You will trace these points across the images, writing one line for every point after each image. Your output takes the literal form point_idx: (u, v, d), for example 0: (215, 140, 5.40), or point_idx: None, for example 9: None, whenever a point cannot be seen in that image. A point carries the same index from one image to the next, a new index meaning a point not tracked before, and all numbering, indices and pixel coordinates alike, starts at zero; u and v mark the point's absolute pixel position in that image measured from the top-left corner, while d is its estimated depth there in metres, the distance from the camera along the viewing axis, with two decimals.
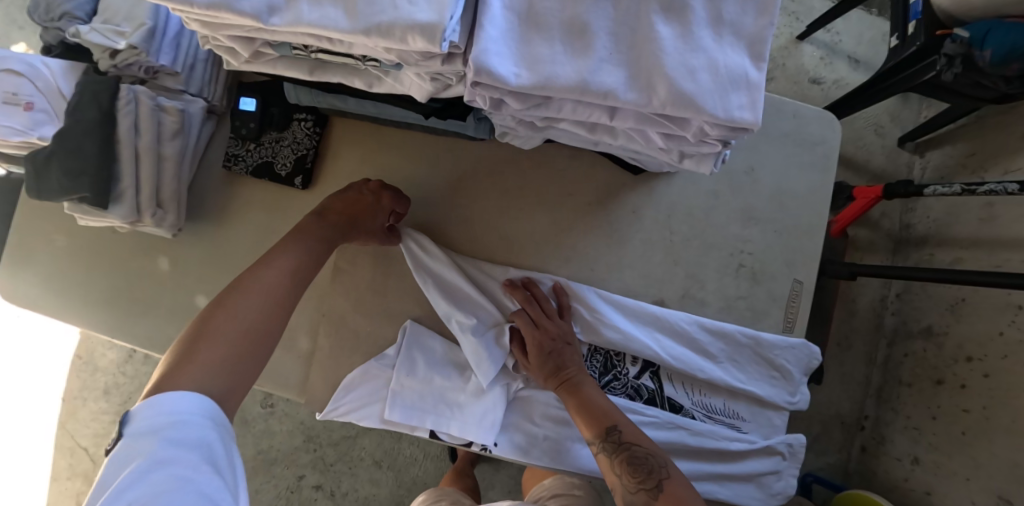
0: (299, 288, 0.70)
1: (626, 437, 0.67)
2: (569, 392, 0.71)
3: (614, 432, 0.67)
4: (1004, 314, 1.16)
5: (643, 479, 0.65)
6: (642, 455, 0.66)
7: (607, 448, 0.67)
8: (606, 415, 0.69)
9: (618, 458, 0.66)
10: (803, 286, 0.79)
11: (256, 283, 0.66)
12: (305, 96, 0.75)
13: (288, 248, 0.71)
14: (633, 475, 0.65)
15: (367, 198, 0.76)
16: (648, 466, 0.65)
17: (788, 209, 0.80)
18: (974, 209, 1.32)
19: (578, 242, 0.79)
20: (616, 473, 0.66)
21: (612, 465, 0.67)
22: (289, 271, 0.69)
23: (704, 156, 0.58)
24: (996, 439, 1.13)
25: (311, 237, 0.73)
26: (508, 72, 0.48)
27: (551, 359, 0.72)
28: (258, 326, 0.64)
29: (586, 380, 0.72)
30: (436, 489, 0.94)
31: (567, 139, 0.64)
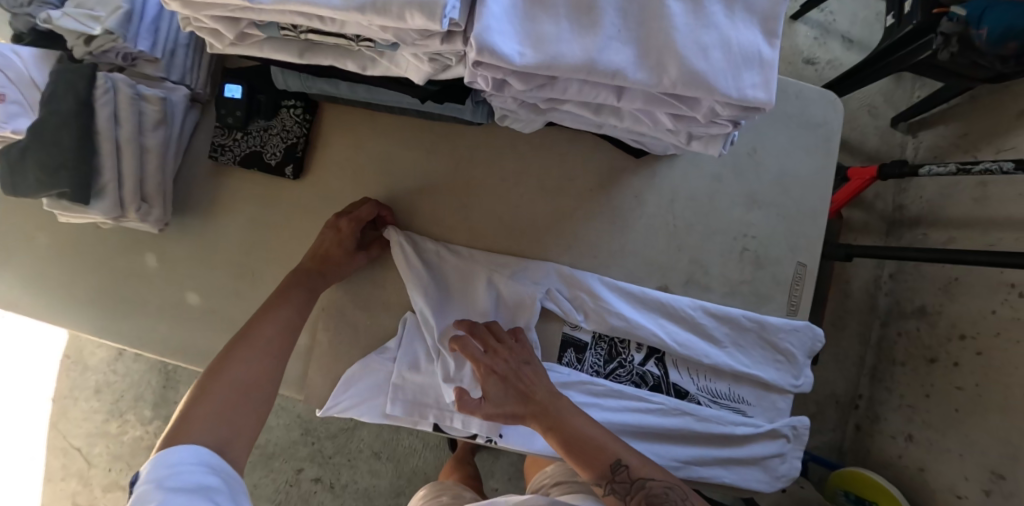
0: (291, 339, 0.70)
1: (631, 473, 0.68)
2: (551, 432, 0.69)
3: (619, 470, 0.68)
4: (997, 293, 1.18)
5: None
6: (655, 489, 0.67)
7: (615, 488, 0.68)
8: (604, 452, 0.68)
9: (632, 497, 0.67)
10: (806, 270, 0.79)
11: (247, 340, 0.67)
12: (294, 80, 0.72)
13: (277, 300, 0.71)
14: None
15: (327, 233, 0.74)
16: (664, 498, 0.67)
17: (792, 191, 0.79)
18: (967, 188, 1.33)
19: (580, 229, 0.77)
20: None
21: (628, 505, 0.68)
22: (281, 323, 0.70)
23: (713, 137, 0.56)
24: (989, 416, 1.15)
25: (298, 287, 0.72)
26: (511, 51, 0.45)
27: (514, 394, 0.69)
28: (253, 378, 0.65)
29: (563, 413, 0.69)
30: (436, 484, 0.92)
31: (569, 122, 0.62)
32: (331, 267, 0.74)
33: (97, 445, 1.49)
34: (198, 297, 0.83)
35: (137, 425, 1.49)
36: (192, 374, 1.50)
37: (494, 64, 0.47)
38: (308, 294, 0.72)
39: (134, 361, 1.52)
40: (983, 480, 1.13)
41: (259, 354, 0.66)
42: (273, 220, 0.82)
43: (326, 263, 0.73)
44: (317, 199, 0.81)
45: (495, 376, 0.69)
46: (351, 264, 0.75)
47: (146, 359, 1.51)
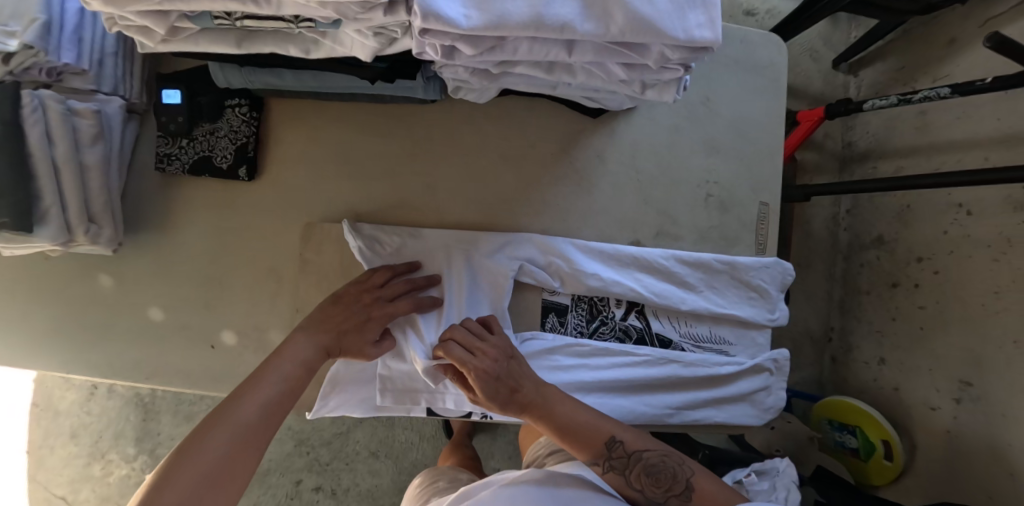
0: (276, 418, 0.61)
1: (626, 447, 0.68)
2: (543, 419, 0.67)
3: (615, 447, 0.67)
4: (947, 215, 1.26)
5: (668, 485, 0.66)
6: (654, 460, 0.67)
7: (614, 468, 0.67)
8: (599, 430, 0.68)
9: (632, 471, 0.67)
10: (769, 208, 0.82)
11: (233, 411, 0.58)
12: (236, 77, 0.70)
13: (279, 364, 0.64)
14: (655, 484, 0.66)
15: (358, 315, 0.69)
16: (667, 468, 0.67)
17: (747, 134, 0.81)
18: (910, 118, 1.40)
19: (547, 194, 0.76)
20: (635, 487, 0.67)
21: (630, 482, 0.67)
22: (274, 395, 0.61)
23: (667, 84, 0.57)
24: (952, 330, 1.24)
25: (301, 362, 0.65)
26: (457, 14, 0.45)
27: (504, 387, 0.66)
28: (233, 459, 0.55)
29: (552, 400, 0.68)
30: (433, 469, 0.90)
31: (524, 86, 0.62)
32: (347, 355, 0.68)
33: (83, 490, 1.44)
34: (162, 312, 0.79)
35: (122, 464, 1.45)
36: (172, 403, 1.46)
37: (437, 31, 0.47)
38: (305, 371, 0.65)
39: (109, 398, 1.46)
40: (951, 390, 1.23)
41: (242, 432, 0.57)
42: (232, 226, 0.78)
43: (340, 343, 0.68)
44: (276, 198, 0.78)
45: (483, 373, 0.65)
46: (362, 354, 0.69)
47: (122, 394, 1.46)
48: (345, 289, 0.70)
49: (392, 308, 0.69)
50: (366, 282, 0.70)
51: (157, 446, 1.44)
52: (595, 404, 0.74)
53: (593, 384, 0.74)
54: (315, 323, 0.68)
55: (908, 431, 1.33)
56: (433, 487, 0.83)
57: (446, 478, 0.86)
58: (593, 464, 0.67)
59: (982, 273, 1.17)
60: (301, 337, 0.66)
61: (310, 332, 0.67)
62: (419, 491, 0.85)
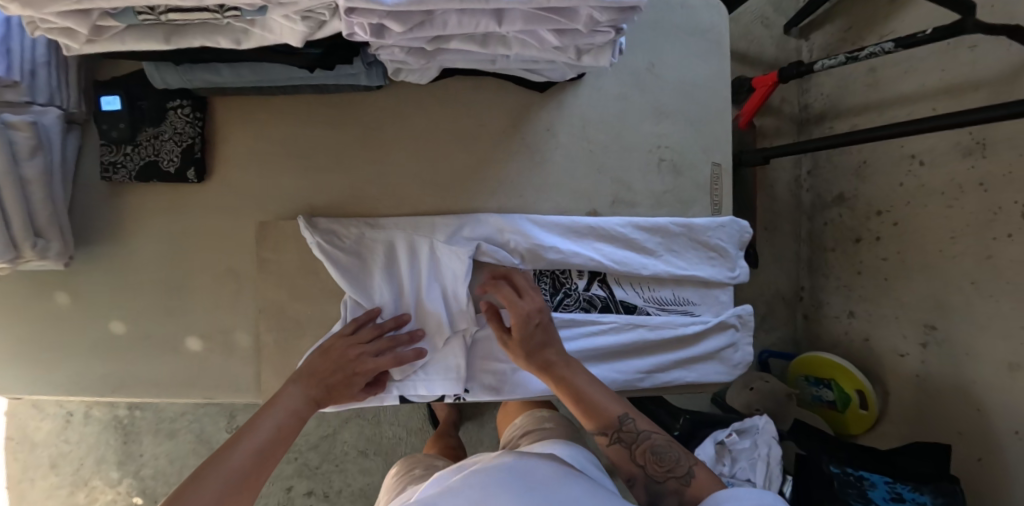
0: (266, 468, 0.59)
1: (637, 427, 0.67)
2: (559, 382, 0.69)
3: (625, 425, 0.67)
4: (902, 166, 1.31)
5: (672, 467, 0.65)
6: (659, 441, 0.67)
7: (621, 443, 0.67)
8: (612, 404, 0.68)
9: (637, 448, 0.67)
10: (721, 168, 0.83)
11: (227, 458, 0.57)
12: (173, 76, 0.68)
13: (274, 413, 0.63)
14: (657, 464, 0.66)
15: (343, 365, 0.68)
16: (672, 453, 0.66)
17: (695, 97, 0.82)
18: (861, 77, 1.44)
19: (501, 171, 0.76)
20: (637, 464, 0.67)
21: (633, 458, 0.67)
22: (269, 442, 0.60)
23: (601, 48, 0.57)
24: (914, 277, 1.28)
25: (294, 412, 0.64)
26: None
27: (528, 343, 0.69)
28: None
29: (573, 368, 0.70)
30: (409, 458, 0.91)
31: (463, 63, 0.62)
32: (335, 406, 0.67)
33: None
34: (122, 324, 0.78)
35: (107, 489, 1.42)
36: (152, 423, 1.44)
37: (363, 7, 0.47)
38: (295, 422, 0.63)
39: (85, 424, 1.43)
40: (918, 335, 1.28)
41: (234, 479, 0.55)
42: (186, 231, 0.77)
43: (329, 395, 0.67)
44: (228, 198, 0.77)
45: (523, 322, 0.69)
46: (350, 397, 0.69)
47: (99, 419, 1.43)
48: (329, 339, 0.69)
49: (373, 364, 0.68)
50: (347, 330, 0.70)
51: (141, 467, 1.43)
52: None
53: None
54: (304, 374, 0.67)
55: (881, 378, 1.38)
56: (409, 475, 0.83)
57: (421, 465, 0.87)
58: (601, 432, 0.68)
59: (939, 220, 1.22)
60: (293, 388, 0.66)
61: (301, 382, 0.66)
62: (394, 480, 0.85)
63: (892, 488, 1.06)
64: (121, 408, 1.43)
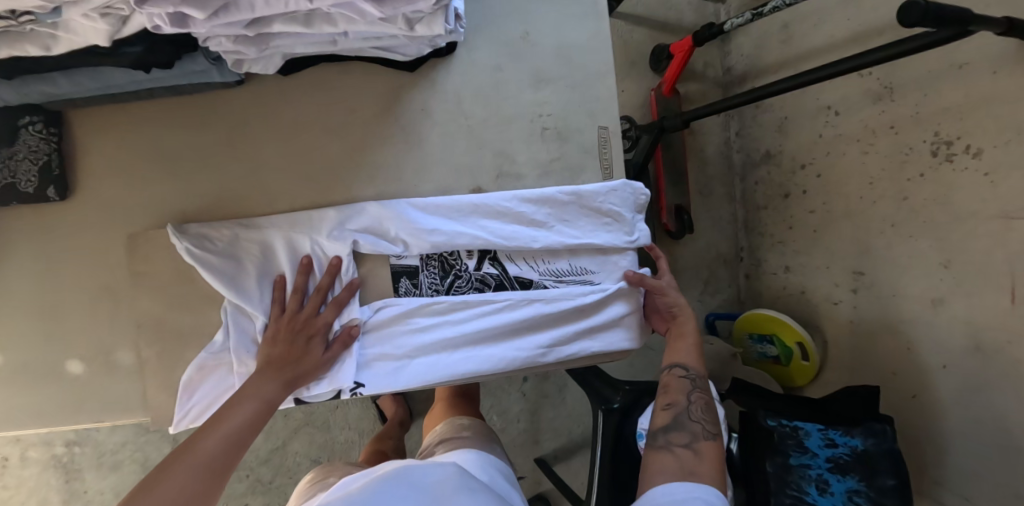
0: (235, 457, 0.62)
1: (708, 387, 0.76)
2: (675, 336, 0.82)
3: (698, 377, 0.77)
4: (820, 117, 1.31)
5: (710, 420, 0.72)
6: (712, 404, 0.74)
7: (687, 381, 0.76)
8: (696, 364, 0.78)
9: (695, 395, 0.75)
10: (609, 131, 0.82)
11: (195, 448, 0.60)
12: (6, 91, 0.63)
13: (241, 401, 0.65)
14: (700, 411, 0.72)
15: (294, 345, 0.69)
16: (714, 416, 0.73)
17: (573, 61, 0.81)
18: (775, 32, 1.45)
19: (378, 156, 0.75)
20: (684, 400, 0.74)
21: (687, 394, 0.75)
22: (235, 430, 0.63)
23: (432, 16, 0.55)
24: (839, 224, 1.30)
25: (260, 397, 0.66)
26: None
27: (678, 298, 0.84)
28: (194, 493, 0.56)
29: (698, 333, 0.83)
30: (324, 466, 1.01)
31: (301, 47, 0.60)
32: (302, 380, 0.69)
33: None
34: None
35: None
36: (93, 457, 1.40)
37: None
38: (264, 408, 0.66)
39: (23, 467, 1.39)
40: (848, 281, 1.29)
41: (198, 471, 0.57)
42: (54, 252, 0.73)
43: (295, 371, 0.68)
44: (95, 214, 0.73)
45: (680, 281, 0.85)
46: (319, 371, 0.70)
47: (37, 460, 1.39)
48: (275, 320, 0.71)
49: (322, 320, 0.71)
50: (286, 309, 0.71)
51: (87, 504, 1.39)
52: (465, 359, 0.73)
53: (458, 339, 0.73)
54: (267, 357, 0.69)
55: (819, 328, 1.40)
56: (321, 481, 0.94)
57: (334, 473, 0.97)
58: (682, 364, 0.78)
59: (855, 167, 1.23)
60: (258, 377, 0.67)
61: (264, 369, 0.68)
62: (307, 485, 0.95)
63: (826, 434, 1.04)
64: (58, 446, 1.39)
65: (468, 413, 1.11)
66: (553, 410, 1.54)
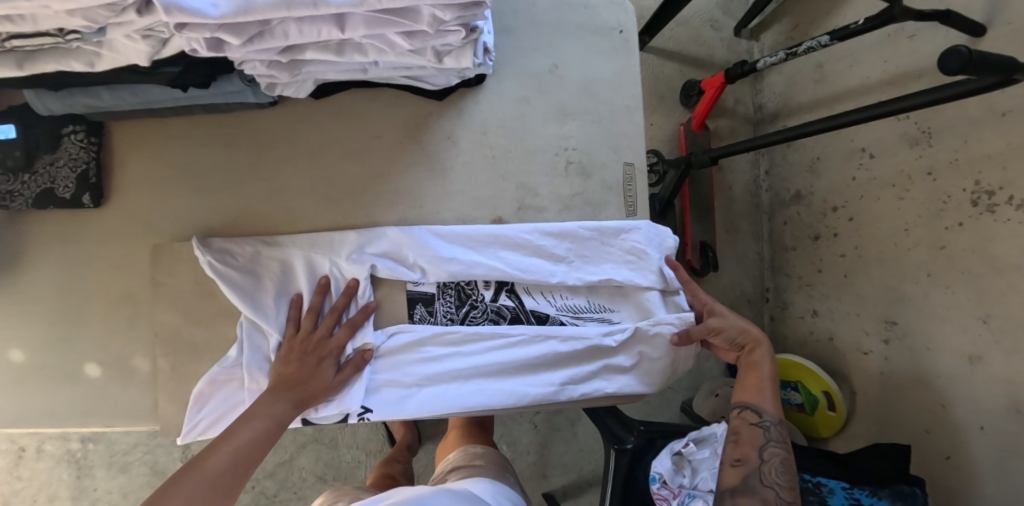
0: (246, 471, 0.62)
1: (784, 438, 0.70)
2: (745, 368, 0.76)
3: (774, 425, 0.70)
4: (853, 159, 1.28)
5: (785, 484, 0.67)
6: (790, 459, 0.69)
7: (760, 430, 0.70)
8: (772, 409, 0.72)
9: (771, 449, 0.69)
10: (634, 168, 0.81)
11: (205, 462, 0.60)
12: (52, 100, 0.66)
13: (251, 416, 0.64)
14: (774, 472, 0.67)
15: (306, 363, 0.68)
16: (790, 476, 0.68)
17: (601, 97, 0.81)
18: (808, 72, 1.43)
19: (401, 181, 0.75)
20: (756, 456, 0.69)
21: (762, 448, 0.69)
22: (245, 447, 0.62)
23: (460, 49, 0.56)
24: (872, 271, 1.25)
25: (268, 414, 0.65)
26: (203, 4, 0.44)
27: (742, 329, 0.77)
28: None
29: (771, 366, 0.76)
30: (336, 491, 1.05)
31: (333, 73, 0.61)
32: (312, 401, 0.68)
33: None
34: (23, 353, 0.75)
35: None
36: (105, 456, 1.43)
37: (193, 21, 0.45)
38: (273, 426, 0.65)
39: (39, 459, 1.43)
40: (880, 329, 1.24)
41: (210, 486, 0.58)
42: (82, 257, 0.75)
43: (305, 392, 0.67)
44: (123, 223, 0.75)
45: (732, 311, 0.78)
46: (331, 392, 0.69)
47: (53, 454, 1.42)
48: (288, 339, 0.70)
49: (336, 341, 0.70)
50: (301, 327, 0.71)
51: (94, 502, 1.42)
52: (475, 392, 0.71)
53: (469, 371, 0.72)
54: (279, 374, 0.68)
55: (847, 377, 1.34)
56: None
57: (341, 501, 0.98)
58: (754, 408, 0.72)
59: (890, 212, 1.19)
60: (268, 394, 0.67)
61: (274, 387, 0.67)
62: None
63: (850, 494, 0.97)
64: (74, 441, 1.43)
65: (482, 442, 1.09)
66: (563, 443, 1.51)
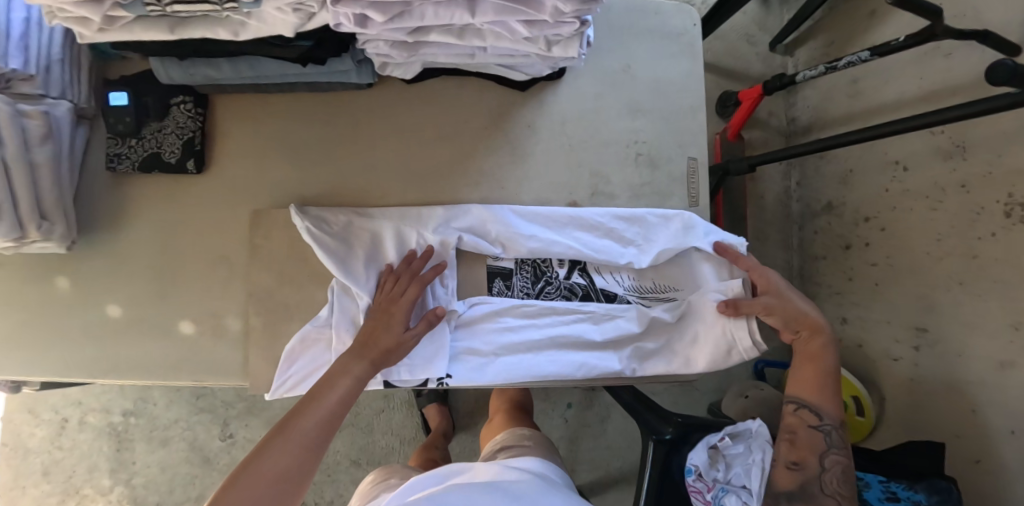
0: (330, 431, 0.65)
1: (843, 442, 0.76)
2: (806, 359, 0.78)
3: (834, 429, 0.76)
4: (886, 172, 1.32)
5: (844, 489, 0.74)
6: (848, 464, 0.76)
7: (821, 436, 0.76)
8: (833, 409, 0.76)
9: (830, 453, 0.75)
10: (698, 162, 0.86)
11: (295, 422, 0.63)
12: (176, 70, 0.70)
13: (333, 379, 0.67)
14: (834, 477, 0.74)
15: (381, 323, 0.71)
16: (847, 478, 0.75)
17: (668, 95, 0.86)
18: (843, 87, 1.49)
19: (484, 164, 0.81)
20: (815, 461, 0.75)
21: (822, 454, 0.75)
22: (330, 407, 0.65)
23: (569, 40, 0.61)
24: (904, 280, 1.29)
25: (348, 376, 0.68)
26: None
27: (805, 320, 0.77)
28: (296, 462, 0.61)
29: (830, 354, 0.78)
30: (385, 469, 1.09)
31: (443, 56, 0.66)
32: (389, 359, 0.70)
33: None
34: (120, 308, 0.80)
35: (97, 497, 1.45)
36: (146, 430, 1.47)
37: None
38: (354, 387, 0.68)
39: (82, 431, 1.46)
40: (911, 337, 1.27)
41: (296, 450, 0.61)
42: (183, 221, 0.80)
43: (382, 351, 0.70)
44: (222, 191, 0.80)
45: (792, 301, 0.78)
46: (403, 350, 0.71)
47: (96, 426, 1.45)
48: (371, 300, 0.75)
49: (407, 299, 0.72)
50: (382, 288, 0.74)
51: (134, 475, 1.45)
52: (549, 363, 0.76)
53: (543, 342, 0.76)
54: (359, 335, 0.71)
55: (875, 383, 1.38)
56: (387, 482, 1.02)
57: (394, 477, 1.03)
58: (814, 411, 0.76)
59: (922, 223, 1.23)
60: (348, 356, 0.69)
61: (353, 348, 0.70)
62: (373, 485, 1.03)
63: (887, 487, 1.00)
64: (116, 414, 1.47)
65: (527, 425, 1.13)
66: (592, 440, 1.54)
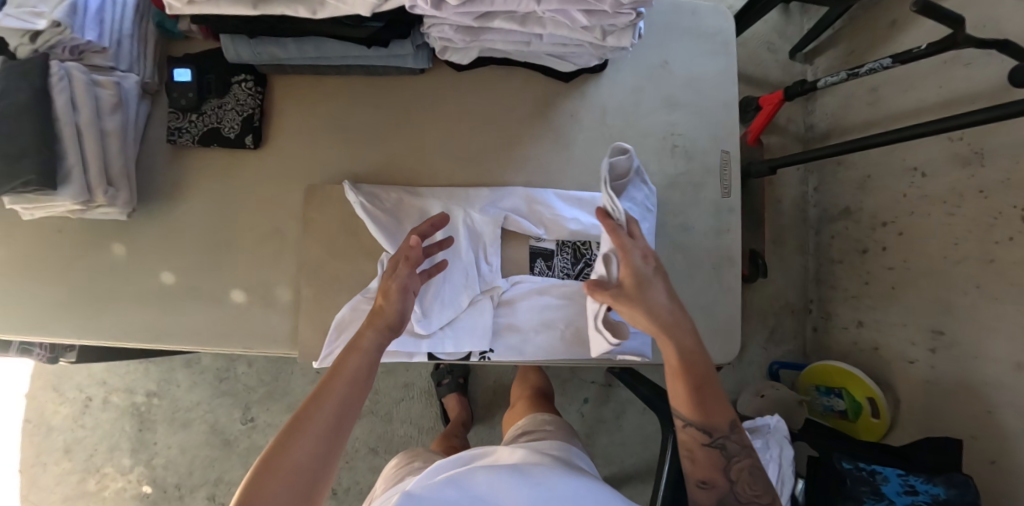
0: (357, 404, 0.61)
1: (741, 442, 0.66)
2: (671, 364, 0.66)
3: (732, 434, 0.66)
4: (904, 179, 1.35)
5: (758, 494, 0.65)
6: (756, 464, 0.66)
7: (717, 450, 0.66)
8: (724, 409, 0.66)
9: (737, 460, 0.66)
10: (730, 155, 0.90)
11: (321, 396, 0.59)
12: (245, 49, 0.74)
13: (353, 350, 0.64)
14: (747, 485, 0.66)
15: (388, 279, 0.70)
16: (760, 480, 0.66)
17: (703, 90, 0.90)
18: (862, 95, 1.53)
19: (528, 149, 0.84)
20: (722, 476, 0.66)
21: (728, 467, 0.66)
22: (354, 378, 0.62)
23: (623, 30, 0.65)
24: (920, 284, 1.31)
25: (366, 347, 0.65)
26: None
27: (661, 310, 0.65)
28: (327, 439, 0.56)
29: (695, 354, 0.65)
30: (409, 454, 1.08)
31: (501, 43, 0.70)
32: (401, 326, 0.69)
33: None
34: (174, 276, 0.83)
35: (118, 476, 1.42)
36: (169, 411, 1.44)
37: None
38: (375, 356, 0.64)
39: (104, 411, 1.44)
40: (927, 339, 1.29)
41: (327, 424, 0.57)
42: (239, 194, 0.84)
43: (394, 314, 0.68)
44: (276, 167, 0.84)
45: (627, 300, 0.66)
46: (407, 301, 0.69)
47: (116, 406, 1.44)
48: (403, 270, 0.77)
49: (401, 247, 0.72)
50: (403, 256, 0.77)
51: (154, 456, 1.43)
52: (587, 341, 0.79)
53: (581, 321, 0.80)
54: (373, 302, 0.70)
55: (890, 385, 1.40)
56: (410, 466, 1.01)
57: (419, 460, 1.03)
58: (701, 429, 0.66)
59: (939, 228, 1.25)
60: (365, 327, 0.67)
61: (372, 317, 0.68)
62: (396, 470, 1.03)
63: (906, 481, 0.98)
64: (139, 394, 1.44)
65: (547, 411, 1.15)
66: (607, 435, 1.56)
